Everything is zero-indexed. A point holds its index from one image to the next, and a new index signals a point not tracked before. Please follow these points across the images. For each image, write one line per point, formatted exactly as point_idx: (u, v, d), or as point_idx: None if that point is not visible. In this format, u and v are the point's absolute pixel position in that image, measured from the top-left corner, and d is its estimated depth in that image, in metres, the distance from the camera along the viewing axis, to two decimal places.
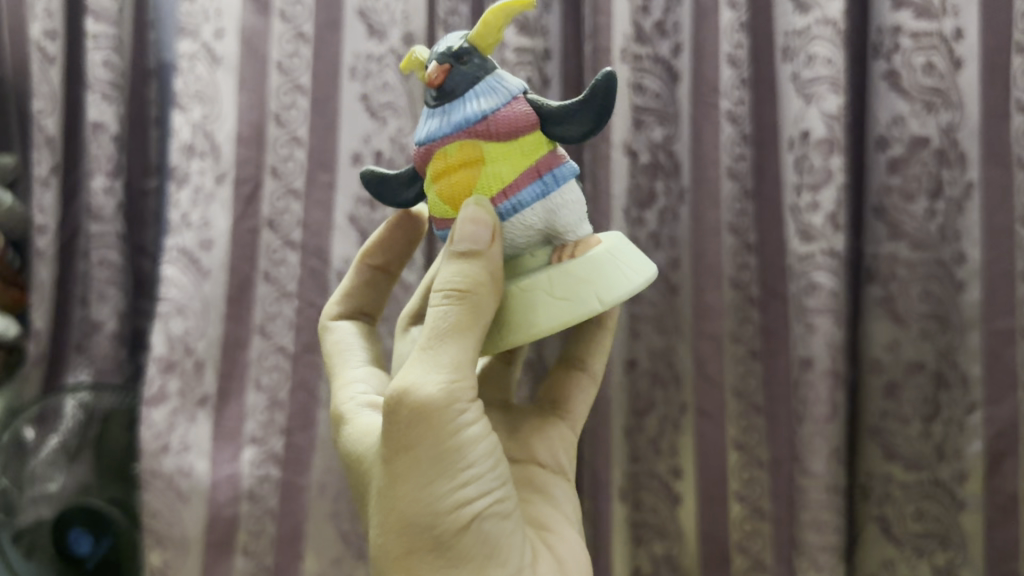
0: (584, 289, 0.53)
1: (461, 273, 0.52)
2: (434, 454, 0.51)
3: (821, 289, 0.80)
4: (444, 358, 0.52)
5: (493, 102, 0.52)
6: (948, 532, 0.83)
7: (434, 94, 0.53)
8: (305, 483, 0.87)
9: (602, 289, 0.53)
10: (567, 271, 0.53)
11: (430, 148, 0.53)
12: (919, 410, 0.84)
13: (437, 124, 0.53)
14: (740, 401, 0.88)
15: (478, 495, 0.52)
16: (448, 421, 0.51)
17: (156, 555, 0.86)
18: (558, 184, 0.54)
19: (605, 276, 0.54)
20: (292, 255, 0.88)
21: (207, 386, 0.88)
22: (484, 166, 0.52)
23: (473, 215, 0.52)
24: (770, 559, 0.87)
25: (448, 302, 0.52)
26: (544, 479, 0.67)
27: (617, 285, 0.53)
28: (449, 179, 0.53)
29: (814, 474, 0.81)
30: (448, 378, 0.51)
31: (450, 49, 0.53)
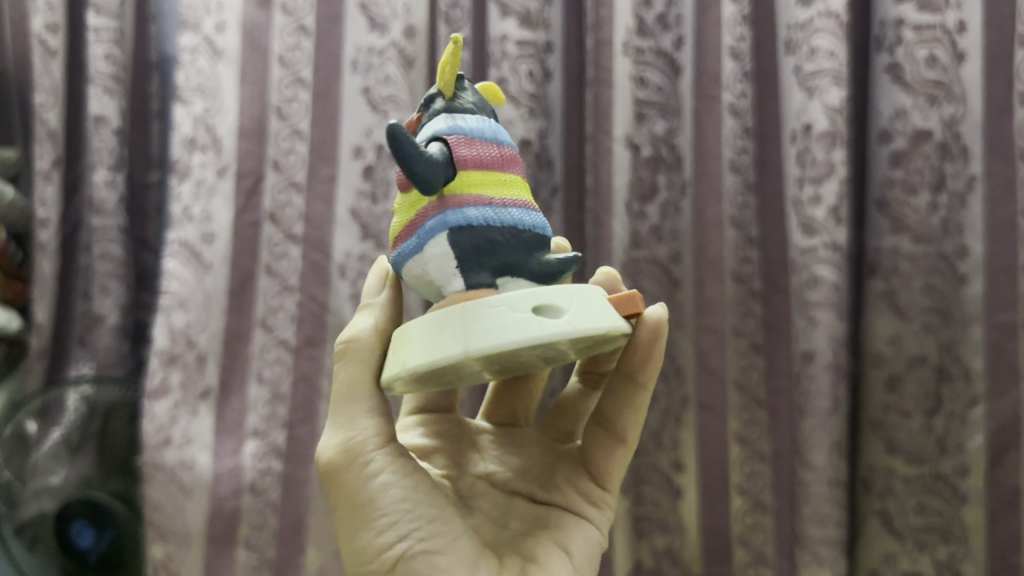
0: (405, 351, 0.48)
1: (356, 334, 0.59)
2: (350, 506, 0.55)
3: (824, 283, 0.80)
4: (343, 420, 0.57)
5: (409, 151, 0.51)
6: (950, 526, 0.83)
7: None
8: (307, 476, 0.87)
9: (412, 356, 0.47)
10: (407, 330, 0.49)
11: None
12: (922, 404, 0.84)
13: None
14: (742, 395, 0.88)
15: (400, 537, 0.54)
16: (351, 475, 0.55)
17: (158, 547, 0.86)
18: (426, 240, 0.48)
19: (427, 343, 0.46)
20: (294, 249, 0.88)
21: (209, 379, 0.88)
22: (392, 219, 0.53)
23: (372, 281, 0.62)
24: (771, 551, 0.88)
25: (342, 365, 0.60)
26: (561, 521, 0.64)
27: (426, 354, 0.46)
28: None
29: (816, 467, 0.81)
30: (342, 437, 0.56)
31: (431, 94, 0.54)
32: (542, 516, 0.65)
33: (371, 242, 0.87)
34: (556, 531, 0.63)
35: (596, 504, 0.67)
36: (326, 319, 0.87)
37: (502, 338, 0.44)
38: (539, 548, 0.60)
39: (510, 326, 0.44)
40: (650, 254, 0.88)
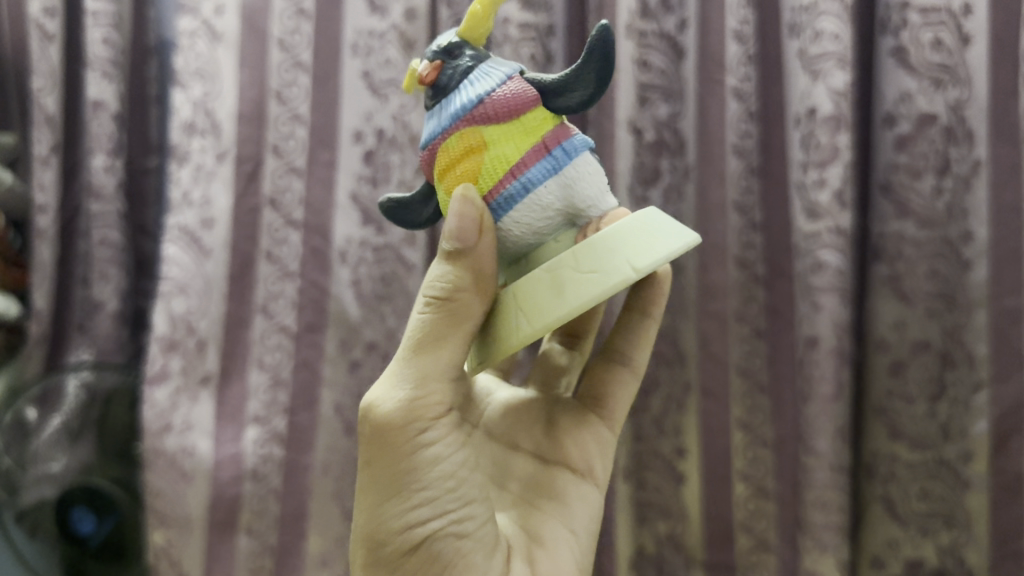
0: (540, 299, 0.47)
1: (445, 274, 0.51)
2: (388, 467, 0.53)
3: (827, 267, 0.79)
4: (407, 376, 0.53)
5: (485, 84, 0.47)
6: (953, 512, 0.84)
7: (434, 90, 0.48)
8: (309, 463, 0.87)
9: (562, 295, 0.46)
10: (543, 276, 0.47)
11: (430, 147, 0.48)
12: (925, 389, 0.84)
13: (431, 125, 0.48)
14: (745, 380, 0.89)
15: (434, 515, 0.53)
16: (404, 440, 0.52)
17: (159, 534, 0.87)
18: (568, 159, 0.48)
19: (580, 274, 0.46)
20: (294, 234, 0.87)
21: (210, 365, 0.87)
22: (486, 152, 0.47)
23: (459, 208, 0.48)
24: (774, 538, 0.87)
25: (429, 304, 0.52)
26: (565, 486, 0.67)
27: (588, 274, 0.46)
28: (453, 174, 0.48)
29: (820, 453, 0.81)
30: (406, 398, 0.52)
31: (442, 44, 0.49)
32: (543, 480, 0.67)
33: (371, 228, 0.86)
34: (560, 502, 0.66)
35: (599, 455, 0.70)
36: (327, 305, 0.87)
37: (653, 254, 0.46)
38: (544, 528, 0.63)
39: (666, 229, 0.48)
40: None
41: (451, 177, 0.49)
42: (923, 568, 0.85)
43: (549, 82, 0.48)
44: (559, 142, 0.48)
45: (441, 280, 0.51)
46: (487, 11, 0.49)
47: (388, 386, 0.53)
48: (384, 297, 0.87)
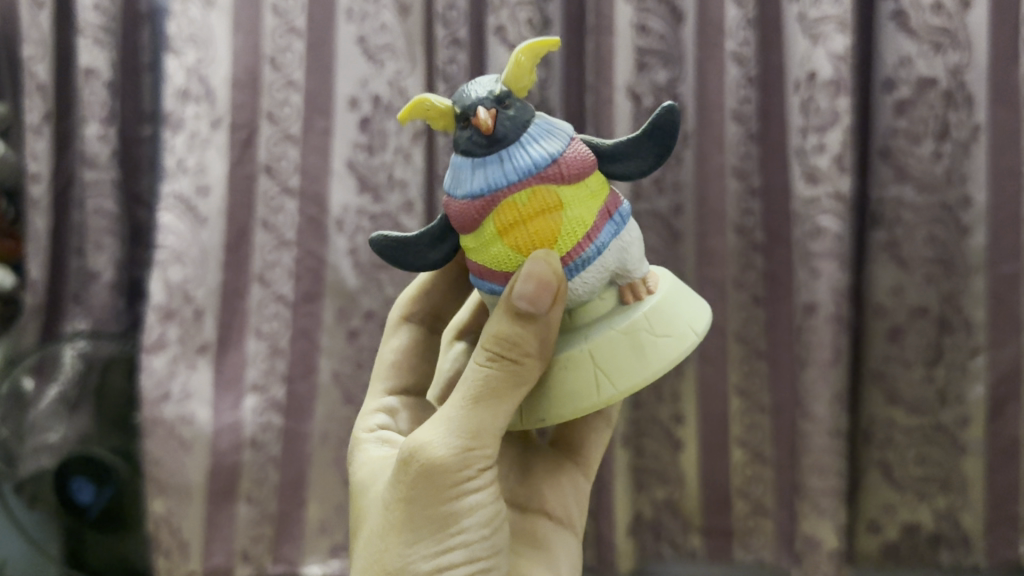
0: (618, 363, 0.48)
1: (508, 338, 0.48)
2: (425, 509, 0.48)
3: (827, 233, 0.79)
4: (467, 418, 0.48)
5: (552, 144, 0.46)
6: (950, 476, 0.85)
7: (490, 141, 0.46)
8: (308, 431, 0.88)
9: (644, 358, 0.48)
10: (615, 340, 0.49)
11: (490, 198, 0.46)
12: (922, 354, 0.84)
13: (488, 175, 0.46)
14: (743, 346, 0.89)
15: (463, 565, 0.48)
16: (451, 486, 0.48)
17: (158, 503, 0.84)
18: (626, 221, 0.50)
19: (656, 338, 0.49)
20: (290, 202, 0.87)
21: (207, 334, 0.86)
22: (562, 212, 0.47)
23: (534, 271, 0.46)
24: (771, 502, 0.89)
25: (490, 365, 0.49)
26: (548, 535, 0.63)
27: (662, 339, 0.49)
28: (520, 231, 0.47)
29: (817, 418, 0.81)
30: (463, 442, 0.48)
31: (495, 92, 0.47)
32: (526, 527, 0.63)
33: (368, 196, 0.86)
34: (544, 551, 0.62)
35: (576, 506, 0.67)
36: (325, 274, 0.87)
37: (701, 315, 0.52)
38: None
39: (685, 290, 0.54)
40: (651, 207, 0.88)
41: (519, 233, 0.47)
42: (919, 531, 0.86)
43: (603, 148, 0.50)
44: (618, 209, 0.49)
45: (505, 346, 0.48)
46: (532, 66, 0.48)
47: (442, 424, 0.49)
48: (381, 265, 0.87)
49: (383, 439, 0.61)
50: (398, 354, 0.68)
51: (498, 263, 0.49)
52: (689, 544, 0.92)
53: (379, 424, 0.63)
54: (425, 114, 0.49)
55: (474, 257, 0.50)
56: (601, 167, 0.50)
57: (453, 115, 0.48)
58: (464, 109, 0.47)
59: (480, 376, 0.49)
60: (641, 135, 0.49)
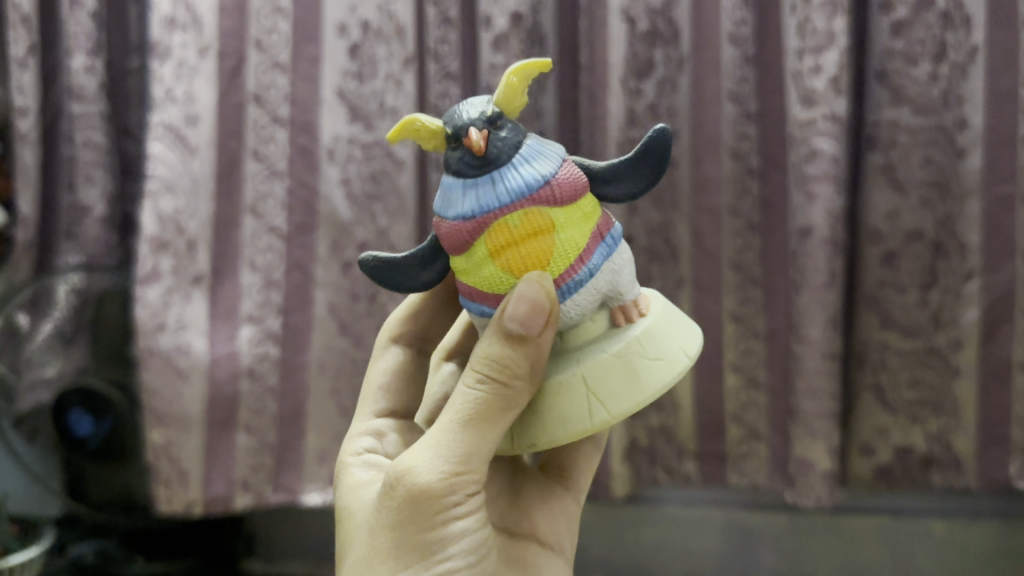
0: (613, 386, 0.49)
1: (498, 359, 0.49)
2: (410, 534, 0.49)
3: (822, 155, 0.78)
4: (455, 442, 0.49)
5: (543, 165, 0.48)
6: (942, 399, 0.86)
7: (481, 161, 0.47)
8: (306, 362, 0.88)
9: (639, 381, 0.49)
10: (610, 363, 0.49)
11: (482, 218, 0.47)
12: (916, 278, 0.84)
13: (479, 195, 0.47)
14: (737, 274, 0.89)
15: None
16: (437, 510, 0.49)
17: (157, 432, 0.85)
18: (617, 243, 0.50)
19: (648, 360, 0.50)
20: (280, 132, 0.85)
21: (201, 266, 0.85)
22: (555, 234, 0.48)
23: (528, 294, 0.47)
24: (765, 428, 0.89)
25: (480, 387, 0.49)
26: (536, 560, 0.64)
27: (654, 361, 0.50)
28: (512, 252, 0.48)
29: (810, 341, 0.81)
30: (450, 466, 0.49)
31: (487, 113, 0.48)
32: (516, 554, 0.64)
33: (359, 125, 0.85)
34: None
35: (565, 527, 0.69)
36: (318, 205, 0.86)
37: (692, 333, 0.53)
38: None
39: (675, 308, 0.55)
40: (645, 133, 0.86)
41: (512, 253, 0.48)
42: (911, 453, 0.87)
43: (598, 170, 0.51)
44: (611, 230, 0.50)
45: (495, 368, 0.49)
46: (521, 89, 0.49)
47: (430, 448, 0.49)
48: (375, 196, 0.86)
49: (372, 460, 0.62)
50: (390, 370, 0.70)
51: (491, 283, 0.49)
52: (684, 469, 0.93)
53: (368, 446, 0.64)
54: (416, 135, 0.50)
55: (466, 279, 0.50)
56: (594, 189, 0.51)
57: (443, 135, 0.49)
58: (455, 130, 0.48)
59: (469, 400, 0.49)
60: (634, 158, 0.50)
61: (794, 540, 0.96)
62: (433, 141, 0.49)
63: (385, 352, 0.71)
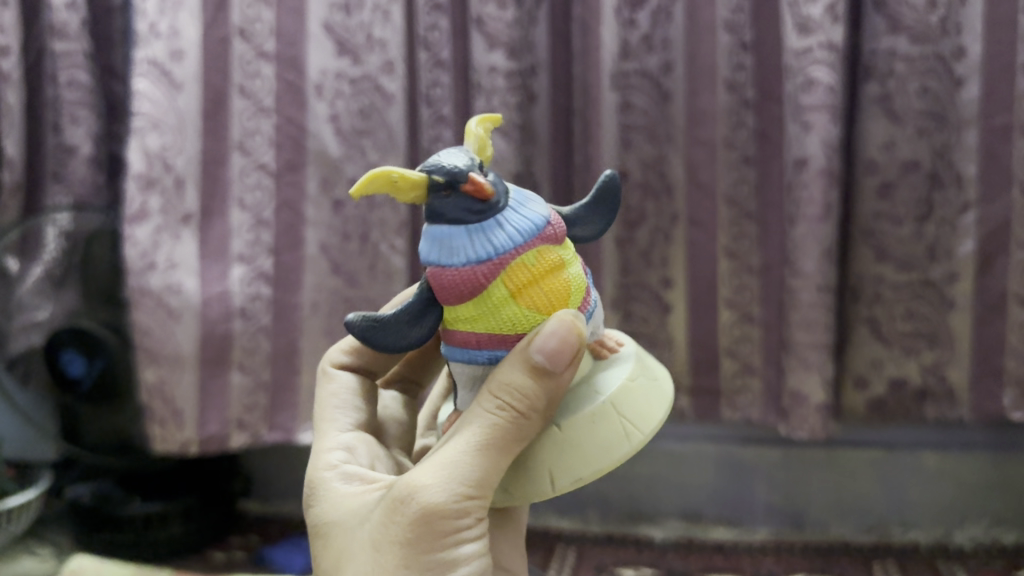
0: (637, 411, 0.48)
1: (521, 388, 0.45)
2: (417, 562, 0.44)
3: (818, 85, 0.77)
4: (471, 464, 0.45)
5: (535, 207, 0.46)
6: (937, 332, 0.85)
7: (483, 206, 0.45)
8: (299, 301, 0.87)
9: (654, 405, 0.49)
10: (628, 390, 0.48)
11: (506, 259, 0.44)
12: (913, 210, 0.83)
13: (491, 239, 0.44)
14: (732, 209, 0.87)
15: None
16: (448, 536, 0.44)
17: (150, 372, 0.84)
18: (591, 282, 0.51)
19: (652, 386, 0.50)
20: (266, 67, 0.83)
21: (190, 205, 0.83)
22: (564, 270, 0.47)
23: (560, 328, 0.44)
24: (758, 361, 0.89)
25: (501, 413, 0.45)
26: None
27: (656, 388, 0.50)
28: (532, 291, 0.45)
29: (805, 274, 0.81)
30: (465, 488, 0.45)
31: (473, 160, 0.46)
32: None
33: (346, 59, 0.84)
34: None
35: None
36: (306, 142, 0.85)
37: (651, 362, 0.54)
38: None
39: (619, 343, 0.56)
40: (640, 65, 0.84)
41: (534, 293, 0.45)
42: (906, 386, 0.87)
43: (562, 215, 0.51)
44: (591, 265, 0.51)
45: (520, 400, 0.45)
46: (480, 138, 0.48)
47: (442, 468, 0.45)
48: (364, 131, 0.86)
49: (350, 476, 0.53)
50: (343, 397, 0.61)
51: (510, 327, 0.46)
52: (678, 404, 0.93)
53: (342, 459, 0.55)
54: (389, 187, 0.44)
55: (474, 324, 0.46)
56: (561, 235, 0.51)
57: (429, 185, 0.45)
58: (448, 176, 0.44)
59: (488, 427, 0.45)
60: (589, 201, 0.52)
61: (789, 474, 0.97)
62: (418, 192, 0.44)
63: (331, 377, 0.62)
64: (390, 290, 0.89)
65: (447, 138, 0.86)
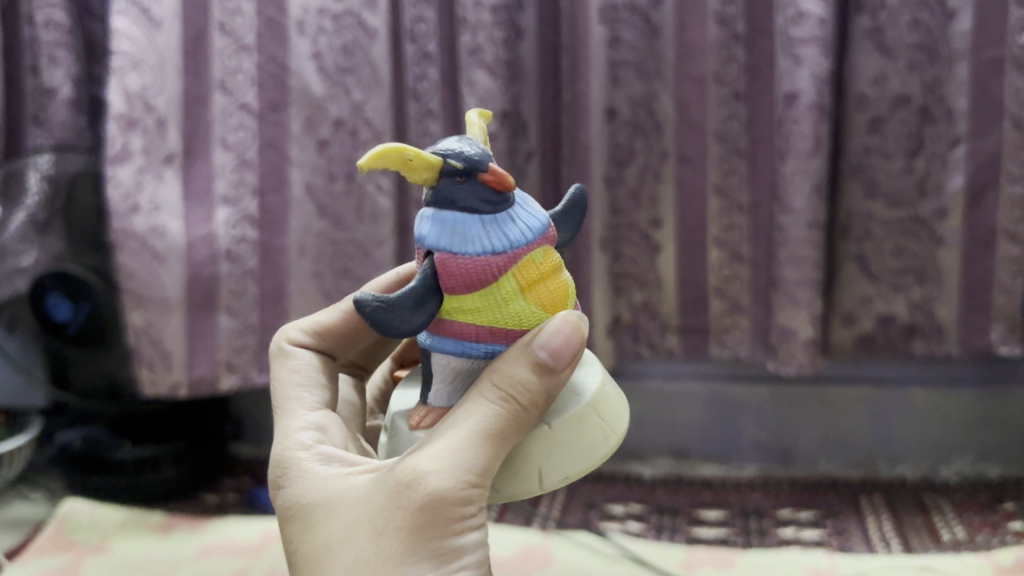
0: (610, 412, 0.49)
1: (529, 378, 0.44)
2: (425, 547, 0.42)
3: (809, 17, 0.76)
4: (477, 454, 0.44)
5: (538, 208, 0.47)
6: (926, 269, 0.85)
7: (496, 197, 0.45)
8: (284, 245, 0.86)
9: (619, 408, 0.50)
10: (600, 391, 0.50)
11: (520, 252, 0.45)
12: (903, 145, 0.83)
13: (505, 230, 0.44)
14: (722, 145, 0.86)
15: None
16: (455, 522, 0.43)
17: (137, 315, 0.84)
18: None
19: (615, 389, 0.51)
20: (247, 3, 0.81)
21: (173, 144, 0.83)
22: (560, 273, 0.48)
23: (566, 326, 0.45)
24: (747, 300, 0.89)
25: (505, 404, 0.44)
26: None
27: (617, 391, 0.51)
28: (539, 288, 0.46)
29: (794, 210, 0.81)
30: (471, 478, 0.43)
31: (484, 150, 0.45)
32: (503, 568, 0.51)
33: None
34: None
35: None
36: (289, 81, 0.83)
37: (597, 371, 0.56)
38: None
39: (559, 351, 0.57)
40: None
41: (541, 289, 0.46)
42: (894, 322, 0.87)
43: None
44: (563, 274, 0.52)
45: (525, 393, 0.44)
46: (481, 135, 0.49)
47: (447, 456, 0.43)
48: (347, 69, 0.83)
49: (328, 455, 0.49)
50: (306, 373, 0.58)
51: (516, 321, 0.46)
52: (667, 344, 0.93)
53: (315, 438, 0.51)
54: (405, 166, 0.43)
55: (479, 316, 0.46)
56: None
57: (443, 167, 0.44)
58: (465, 162, 0.44)
59: (494, 418, 0.44)
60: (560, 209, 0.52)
61: (776, 411, 0.98)
62: (432, 173, 0.44)
63: (293, 357, 0.58)
64: (376, 232, 0.86)
65: (432, 77, 0.84)
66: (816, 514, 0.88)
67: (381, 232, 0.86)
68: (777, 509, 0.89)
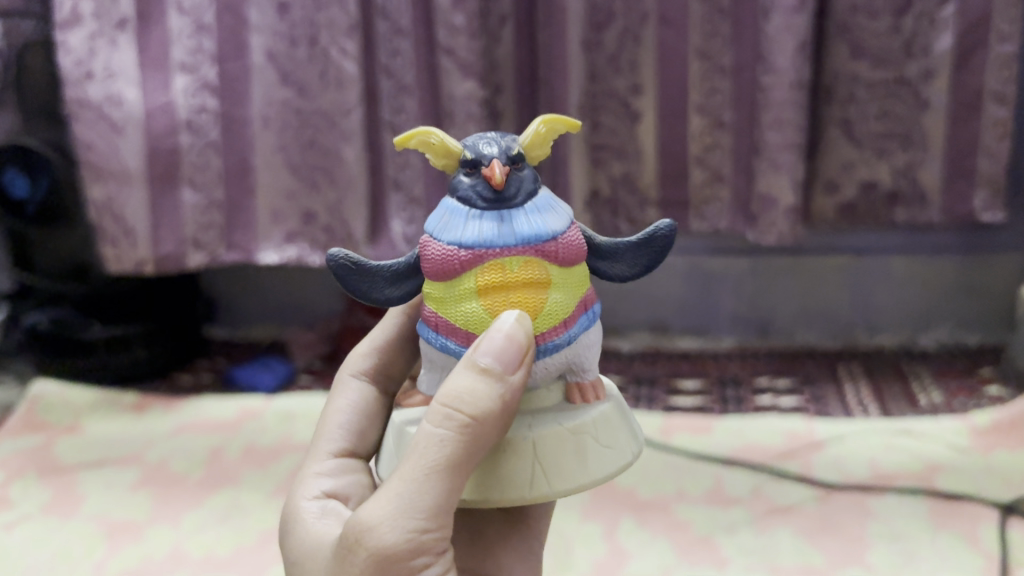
0: (560, 462, 0.40)
1: (462, 399, 0.37)
2: None
3: None
4: (422, 491, 0.36)
5: (551, 220, 0.40)
6: (911, 132, 0.83)
7: (490, 194, 0.40)
8: (248, 116, 0.81)
9: (586, 467, 0.41)
10: (560, 437, 0.41)
11: (484, 253, 0.39)
12: (891, 2, 0.79)
13: (482, 229, 0.39)
14: (705, 5, 0.81)
15: None
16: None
17: (97, 190, 0.82)
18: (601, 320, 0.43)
19: (598, 448, 0.41)
20: None
21: (125, 8, 0.78)
22: (548, 292, 0.40)
23: (501, 336, 0.37)
24: (728, 169, 0.87)
25: (449, 432, 0.36)
26: None
27: (598, 449, 0.42)
28: (503, 294, 0.39)
29: (779, 70, 0.78)
30: (418, 518, 0.36)
31: (511, 148, 0.40)
32: None
33: None
34: None
35: None
36: None
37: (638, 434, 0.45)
38: None
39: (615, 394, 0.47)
40: None
41: (504, 298, 0.39)
42: (877, 188, 0.85)
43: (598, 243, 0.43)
44: (593, 302, 0.42)
45: (473, 418, 0.36)
46: (549, 139, 0.43)
47: (391, 498, 0.37)
48: None
49: (328, 510, 0.45)
50: (345, 410, 0.51)
51: (463, 320, 0.40)
52: (647, 218, 0.90)
53: (326, 490, 0.46)
54: (424, 148, 0.41)
55: (435, 305, 0.41)
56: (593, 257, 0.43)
57: (459, 156, 0.41)
58: (477, 154, 0.40)
59: (435, 449, 0.36)
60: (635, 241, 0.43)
61: (755, 283, 0.97)
62: (444, 161, 0.41)
63: (344, 390, 0.51)
64: (342, 99, 0.80)
65: None
66: (794, 381, 0.88)
67: (347, 99, 0.80)
68: (755, 376, 0.89)
